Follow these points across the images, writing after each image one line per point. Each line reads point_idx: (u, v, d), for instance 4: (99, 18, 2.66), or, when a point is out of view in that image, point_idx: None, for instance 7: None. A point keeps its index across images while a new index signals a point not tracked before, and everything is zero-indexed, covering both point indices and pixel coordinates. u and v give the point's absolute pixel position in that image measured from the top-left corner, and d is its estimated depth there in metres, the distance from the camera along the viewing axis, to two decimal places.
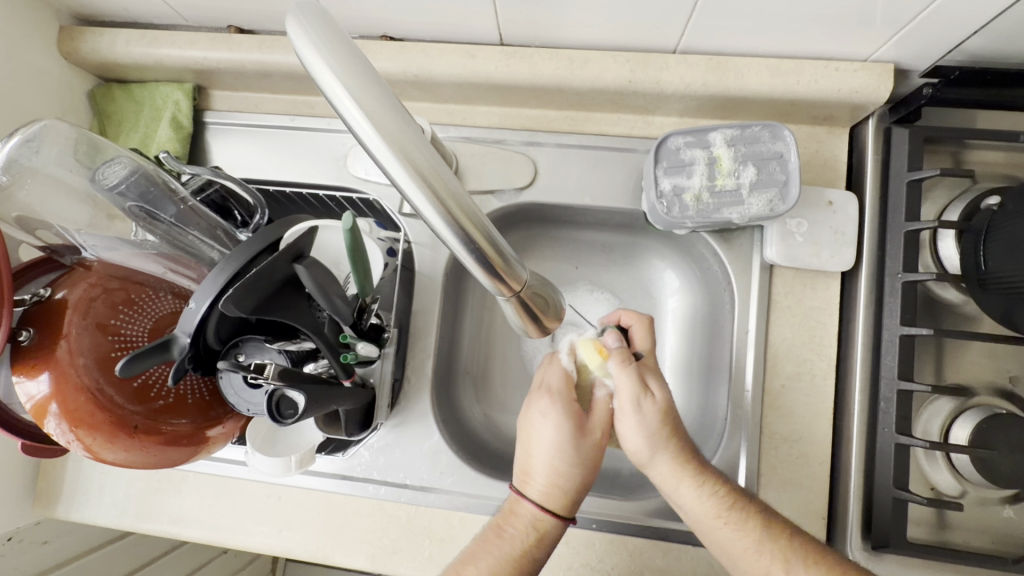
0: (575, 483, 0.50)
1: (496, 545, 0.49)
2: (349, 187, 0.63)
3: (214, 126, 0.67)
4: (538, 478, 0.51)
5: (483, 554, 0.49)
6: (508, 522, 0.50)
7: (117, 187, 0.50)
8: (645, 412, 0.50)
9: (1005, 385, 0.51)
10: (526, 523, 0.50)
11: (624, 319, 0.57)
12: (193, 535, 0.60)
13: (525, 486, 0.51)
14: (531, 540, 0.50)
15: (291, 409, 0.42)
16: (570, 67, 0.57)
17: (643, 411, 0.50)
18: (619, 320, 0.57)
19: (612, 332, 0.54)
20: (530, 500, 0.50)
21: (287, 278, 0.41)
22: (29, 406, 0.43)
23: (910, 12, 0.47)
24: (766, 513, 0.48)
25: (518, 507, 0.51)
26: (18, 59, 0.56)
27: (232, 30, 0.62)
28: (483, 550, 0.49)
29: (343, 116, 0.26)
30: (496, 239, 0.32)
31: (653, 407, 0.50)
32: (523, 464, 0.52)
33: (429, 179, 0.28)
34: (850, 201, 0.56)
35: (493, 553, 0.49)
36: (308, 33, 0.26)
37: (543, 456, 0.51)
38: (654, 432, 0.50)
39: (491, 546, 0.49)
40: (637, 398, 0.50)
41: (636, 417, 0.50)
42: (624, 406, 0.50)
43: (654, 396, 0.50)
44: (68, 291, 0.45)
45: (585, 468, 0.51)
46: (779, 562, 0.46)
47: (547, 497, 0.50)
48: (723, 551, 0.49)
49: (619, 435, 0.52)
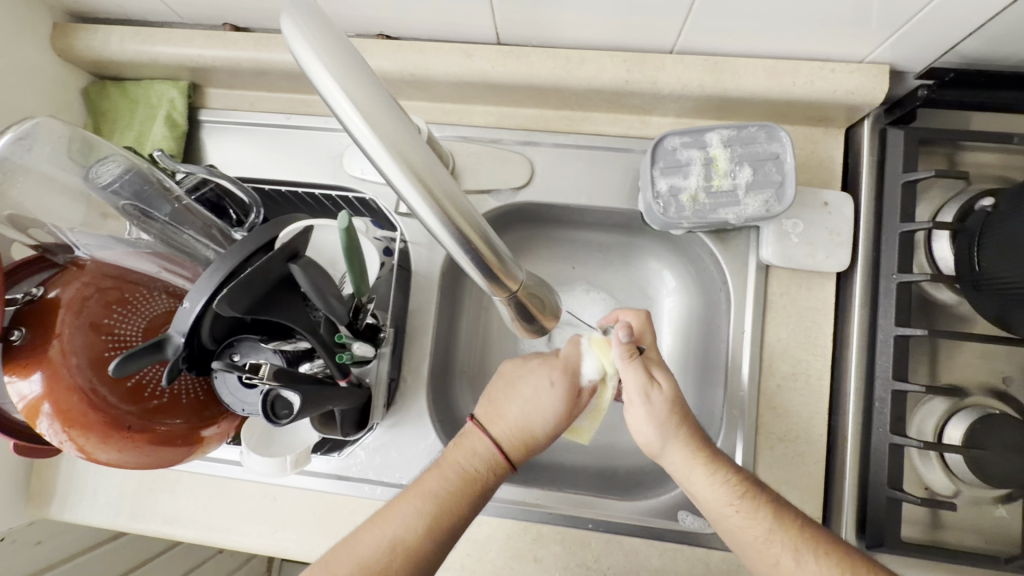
0: (532, 421, 0.52)
1: (444, 471, 0.49)
2: (344, 186, 0.63)
3: (210, 124, 0.66)
4: (512, 421, 0.52)
5: (435, 479, 0.48)
6: (463, 453, 0.50)
7: (111, 185, 0.50)
8: (654, 402, 0.51)
9: (998, 385, 0.52)
10: (478, 456, 0.50)
11: (619, 318, 0.58)
12: (187, 536, 0.60)
13: (486, 422, 0.52)
14: (475, 470, 0.49)
15: (286, 410, 0.42)
16: (567, 67, 0.57)
17: (652, 402, 0.51)
18: (618, 319, 0.59)
19: (622, 328, 0.54)
20: (490, 436, 0.51)
21: (281, 278, 0.41)
22: (22, 406, 0.42)
23: (906, 14, 0.47)
24: (777, 504, 0.48)
25: (477, 439, 0.51)
26: (11, 55, 0.56)
27: (227, 28, 0.62)
28: (431, 475, 0.49)
29: (336, 114, 0.26)
30: (491, 238, 0.32)
31: (660, 397, 0.51)
32: (497, 404, 0.53)
33: (422, 176, 0.28)
34: (846, 202, 0.56)
35: (442, 478, 0.48)
36: (301, 31, 0.26)
37: (518, 401, 0.52)
38: (664, 421, 0.51)
39: (443, 473, 0.49)
40: (644, 390, 0.51)
41: (643, 407, 0.51)
42: (632, 399, 0.52)
43: (660, 386, 0.52)
44: (61, 290, 0.45)
45: (548, 426, 0.52)
46: (789, 549, 0.46)
47: (507, 437, 0.51)
48: (734, 539, 0.48)
49: (630, 427, 0.54)
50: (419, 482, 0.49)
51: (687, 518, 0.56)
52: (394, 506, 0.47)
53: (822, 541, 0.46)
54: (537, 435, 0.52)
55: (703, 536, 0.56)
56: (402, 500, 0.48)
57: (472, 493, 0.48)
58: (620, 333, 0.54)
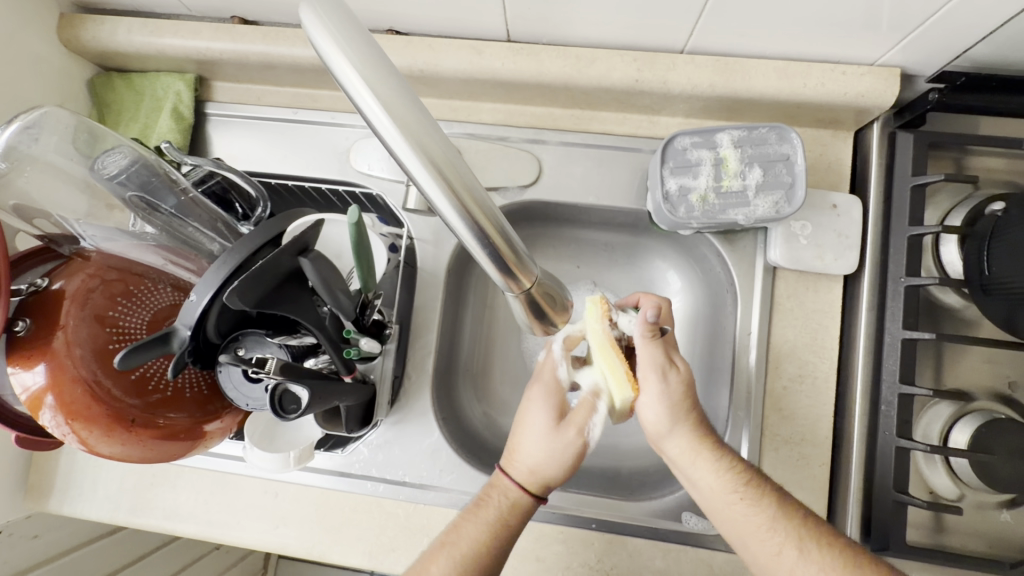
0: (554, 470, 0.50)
1: (474, 516, 0.50)
2: (351, 182, 0.63)
3: (216, 117, 0.66)
4: (527, 462, 0.50)
5: (465, 524, 0.49)
6: (490, 498, 0.51)
7: (117, 176, 0.49)
8: (670, 382, 0.51)
9: (1003, 390, 0.52)
10: (505, 499, 0.50)
11: (640, 301, 0.58)
12: (187, 531, 0.59)
13: (507, 466, 0.52)
14: (505, 513, 0.50)
15: (294, 405, 0.41)
16: (578, 65, 0.57)
17: (667, 382, 0.51)
18: (638, 303, 0.58)
19: (651, 307, 0.52)
20: (511, 478, 0.51)
21: (291, 271, 0.41)
22: (24, 397, 0.42)
23: (918, 19, 0.47)
24: (781, 493, 0.48)
25: (501, 483, 0.51)
26: (17, 44, 0.55)
27: (235, 21, 0.61)
28: (463, 521, 0.50)
29: (356, 104, 0.26)
30: (508, 233, 0.32)
31: (677, 379, 0.51)
32: (511, 445, 0.53)
33: (442, 168, 0.27)
34: (854, 204, 0.56)
35: (475, 522, 0.49)
36: (322, 21, 0.25)
37: (529, 441, 0.51)
38: (677, 404, 0.50)
39: (473, 517, 0.50)
40: (662, 369, 0.51)
41: (658, 386, 0.51)
42: (647, 376, 0.51)
43: (678, 368, 0.51)
44: (65, 281, 0.44)
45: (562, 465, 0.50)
46: (793, 540, 0.46)
47: (528, 478, 0.51)
48: (736, 530, 0.48)
49: (639, 409, 0.52)
50: (453, 529, 0.50)
51: (691, 519, 0.56)
52: (432, 555, 0.48)
53: (826, 532, 0.46)
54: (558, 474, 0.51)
55: (706, 537, 0.55)
56: (439, 546, 0.49)
57: (504, 536, 0.49)
58: (648, 312, 0.52)
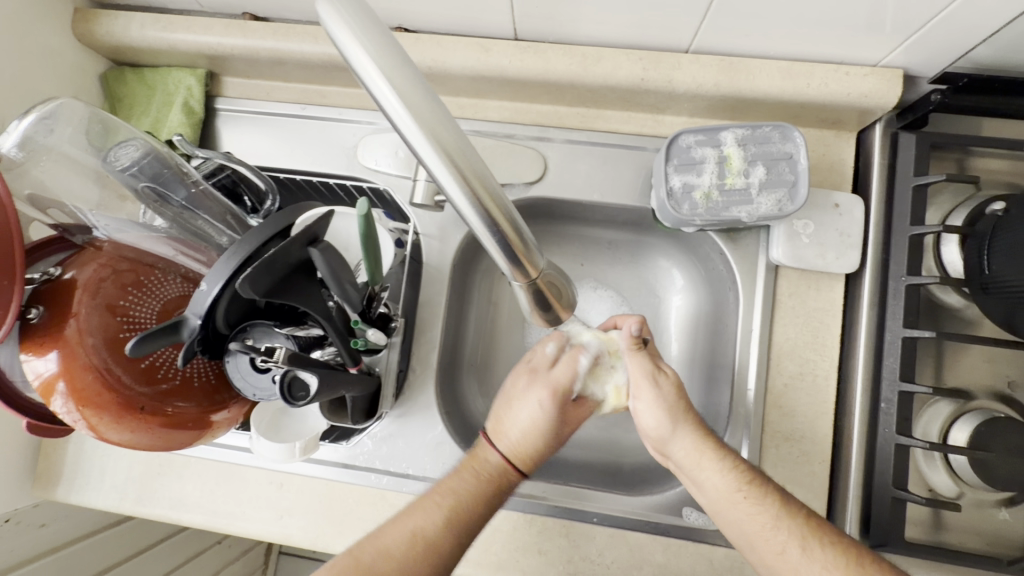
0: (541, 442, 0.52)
1: (461, 475, 0.50)
2: (359, 177, 0.64)
3: (225, 112, 0.67)
4: (514, 430, 0.52)
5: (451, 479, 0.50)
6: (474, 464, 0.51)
7: (129, 168, 0.50)
8: (662, 387, 0.53)
9: (1003, 390, 0.52)
10: (489, 467, 0.51)
11: (618, 323, 0.59)
12: (193, 521, 0.60)
13: (494, 437, 0.53)
14: (487, 482, 0.50)
15: (302, 392, 0.41)
16: (584, 63, 0.57)
17: (660, 387, 0.53)
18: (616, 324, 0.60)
19: (634, 320, 0.54)
20: (500, 450, 0.51)
21: (300, 262, 0.42)
22: (36, 384, 0.43)
23: (921, 19, 0.48)
24: (785, 494, 0.48)
25: (486, 454, 0.52)
26: (31, 38, 0.56)
27: (247, 17, 0.62)
28: (452, 478, 0.50)
29: (372, 93, 0.26)
30: (518, 223, 0.33)
31: (668, 384, 0.53)
32: (498, 420, 0.54)
33: (455, 157, 0.28)
34: (857, 204, 0.56)
35: (462, 483, 0.49)
36: (340, 12, 0.26)
37: (519, 414, 0.53)
38: (672, 406, 0.52)
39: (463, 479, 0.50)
40: (652, 376, 0.54)
41: (652, 392, 0.53)
42: (640, 385, 0.54)
43: (667, 373, 0.54)
44: (78, 271, 0.45)
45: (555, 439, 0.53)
46: (796, 539, 0.46)
47: (518, 452, 0.52)
48: (742, 533, 0.48)
49: (637, 417, 0.54)
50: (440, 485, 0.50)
51: (691, 514, 0.57)
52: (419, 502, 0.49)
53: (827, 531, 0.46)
54: (545, 449, 0.53)
55: (707, 532, 0.56)
56: (427, 497, 0.49)
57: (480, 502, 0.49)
58: (631, 327, 0.54)
